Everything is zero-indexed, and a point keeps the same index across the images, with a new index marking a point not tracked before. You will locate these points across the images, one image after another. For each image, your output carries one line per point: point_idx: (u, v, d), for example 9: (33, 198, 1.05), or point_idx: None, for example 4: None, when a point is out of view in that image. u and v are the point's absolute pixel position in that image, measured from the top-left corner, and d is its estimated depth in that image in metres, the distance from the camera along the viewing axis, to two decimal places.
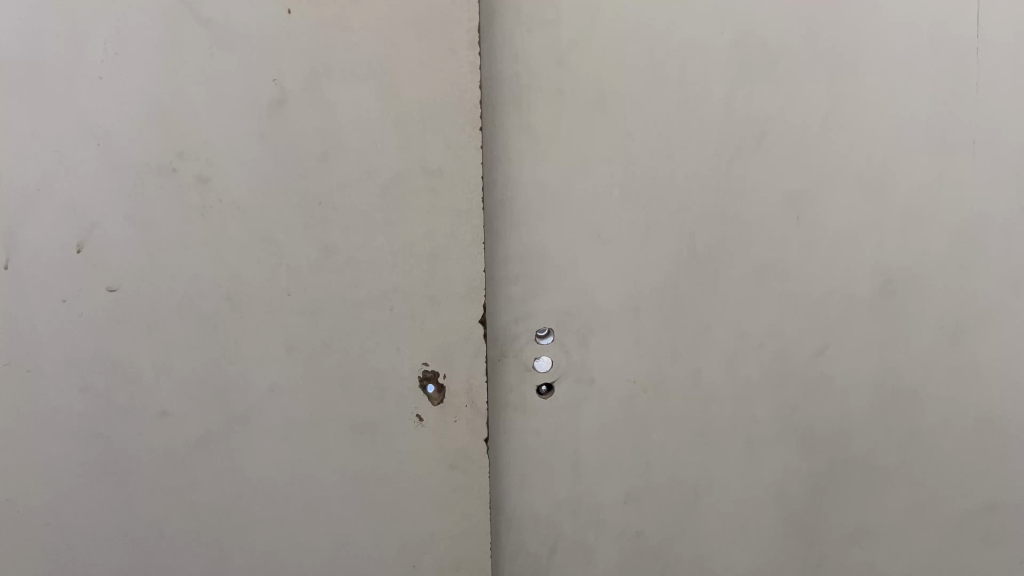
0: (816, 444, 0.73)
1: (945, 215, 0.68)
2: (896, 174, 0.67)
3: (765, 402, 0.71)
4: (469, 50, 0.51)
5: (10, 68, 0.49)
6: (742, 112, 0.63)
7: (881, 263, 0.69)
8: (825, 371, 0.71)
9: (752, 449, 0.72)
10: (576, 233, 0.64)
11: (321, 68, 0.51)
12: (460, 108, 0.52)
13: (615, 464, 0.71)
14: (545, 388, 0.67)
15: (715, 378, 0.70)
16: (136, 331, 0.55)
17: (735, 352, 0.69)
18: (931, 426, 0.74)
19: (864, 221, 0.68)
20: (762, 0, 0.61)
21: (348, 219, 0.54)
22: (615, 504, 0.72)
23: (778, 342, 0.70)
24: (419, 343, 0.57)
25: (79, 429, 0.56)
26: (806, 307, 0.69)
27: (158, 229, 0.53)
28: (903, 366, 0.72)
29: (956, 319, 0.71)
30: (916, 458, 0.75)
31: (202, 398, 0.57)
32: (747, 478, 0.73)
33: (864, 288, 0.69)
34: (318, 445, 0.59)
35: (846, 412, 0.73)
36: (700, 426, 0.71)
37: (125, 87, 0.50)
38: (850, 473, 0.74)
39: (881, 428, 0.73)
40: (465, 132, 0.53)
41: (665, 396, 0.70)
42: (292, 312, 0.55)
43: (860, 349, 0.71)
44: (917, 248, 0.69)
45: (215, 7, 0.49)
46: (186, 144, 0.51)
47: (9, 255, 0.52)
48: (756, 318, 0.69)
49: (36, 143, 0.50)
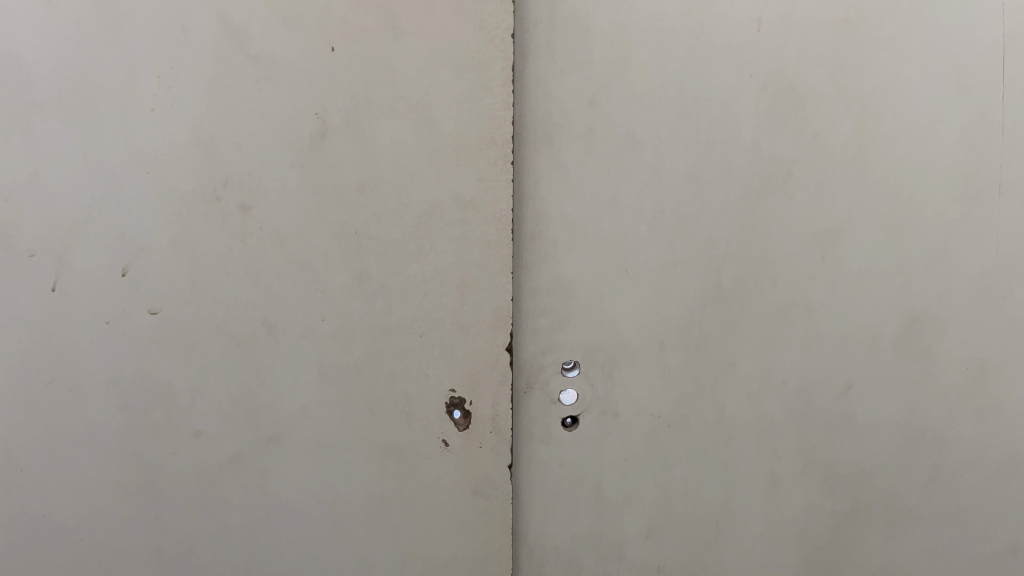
0: (838, 481, 0.73)
1: (972, 256, 0.68)
2: (921, 216, 0.67)
3: (788, 439, 0.71)
4: (503, 87, 0.53)
5: (68, 100, 0.52)
6: (767, 153, 0.64)
7: (906, 303, 0.69)
8: (849, 410, 0.71)
9: (775, 486, 0.72)
10: (604, 266, 0.65)
11: (362, 103, 0.53)
12: (492, 143, 0.54)
13: (638, 497, 0.71)
14: (570, 419, 0.68)
15: (739, 414, 0.70)
16: (175, 353, 0.56)
17: (759, 388, 0.70)
18: (953, 467, 0.73)
19: (889, 261, 0.68)
20: (790, 45, 0.62)
21: (383, 248, 0.55)
22: (637, 538, 0.72)
23: (803, 378, 0.70)
24: (447, 371, 0.58)
25: (116, 447, 0.58)
26: (832, 346, 0.69)
27: (201, 255, 0.55)
28: (927, 406, 0.72)
29: (982, 360, 0.71)
30: (939, 498, 0.74)
31: (235, 420, 0.58)
32: (770, 515, 0.73)
33: (889, 327, 0.69)
34: (345, 469, 0.60)
35: (868, 450, 0.72)
36: (722, 461, 0.71)
37: (174, 119, 0.52)
38: (874, 513, 0.74)
39: (903, 467, 0.73)
40: (496, 166, 0.54)
41: (689, 430, 0.70)
42: (325, 337, 0.57)
43: (885, 388, 0.71)
44: (942, 289, 0.69)
45: (263, 45, 0.51)
46: (231, 173, 0.53)
47: (58, 277, 0.54)
48: (782, 355, 0.69)
49: (89, 171, 0.53)
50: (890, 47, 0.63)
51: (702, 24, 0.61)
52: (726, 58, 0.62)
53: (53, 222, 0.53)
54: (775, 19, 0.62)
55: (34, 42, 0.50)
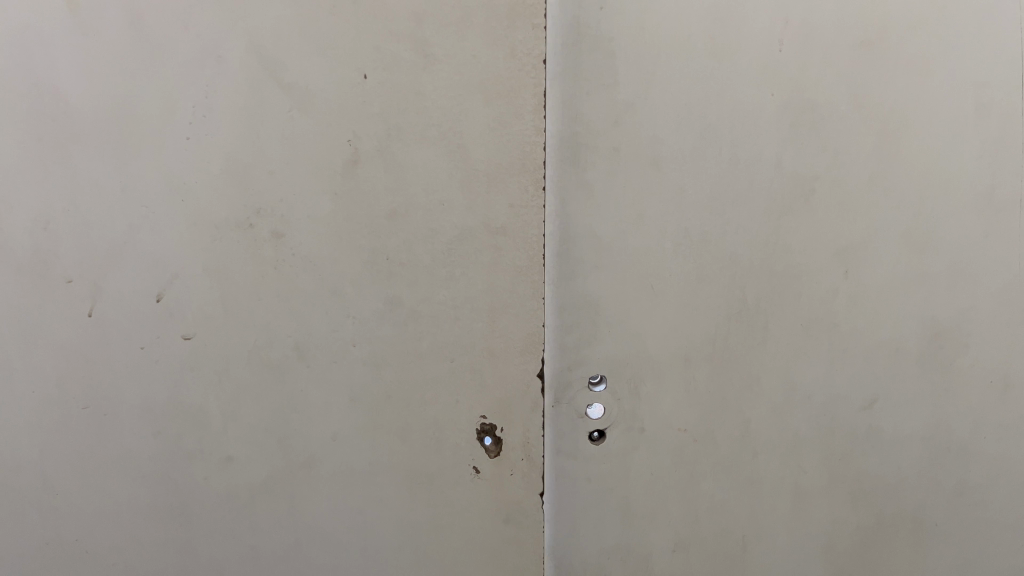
0: (864, 496, 0.72)
1: (993, 272, 0.68)
2: (943, 230, 0.67)
3: (814, 456, 0.71)
4: (534, 115, 0.53)
5: (105, 128, 0.53)
6: (789, 170, 0.64)
7: (930, 319, 0.68)
8: (874, 424, 0.70)
9: (801, 502, 0.72)
10: (630, 284, 0.65)
11: (393, 130, 0.53)
12: (523, 170, 0.54)
13: (664, 513, 0.70)
14: (597, 434, 0.67)
15: (764, 428, 0.69)
16: (207, 377, 0.57)
17: (783, 402, 0.69)
18: (979, 481, 0.73)
19: (912, 276, 0.67)
20: (811, 63, 0.62)
21: (414, 275, 0.56)
22: (663, 554, 0.71)
23: (828, 394, 0.69)
24: (477, 397, 0.58)
25: (151, 470, 0.59)
26: (858, 361, 0.69)
27: (233, 280, 0.55)
28: (953, 421, 0.71)
29: (1005, 376, 0.71)
30: (964, 512, 0.74)
31: (266, 444, 0.59)
32: (795, 530, 0.72)
33: (913, 343, 0.69)
34: (375, 495, 0.60)
35: (895, 464, 0.72)
36: (749, 477, 0.70)
37: (207, 146, 0.53)
38: (900, 527, 0.73)
39: (929, 481, 0.73)
40: (528, 191, 0.54)
41: (716, 445, 0.69)
42: (356, 362, 0.57)
43: (910, 403, 0.70)
44: (964, 304, 0.69)
45: (296, 72, 0.52)
46: (263, 201, 0.54)
47: (94, 303, 0.55)
48: (806, 370, 0.68)
49: (125, 197, 0.54)
50: (913, 65, 0.63)
51: (725, 43, 0.61)
52: (748, 77, 0.62)
53: (89, 249, 0.54)
54: (796, 38, 0.62)
55: (72, 74, 0.52)
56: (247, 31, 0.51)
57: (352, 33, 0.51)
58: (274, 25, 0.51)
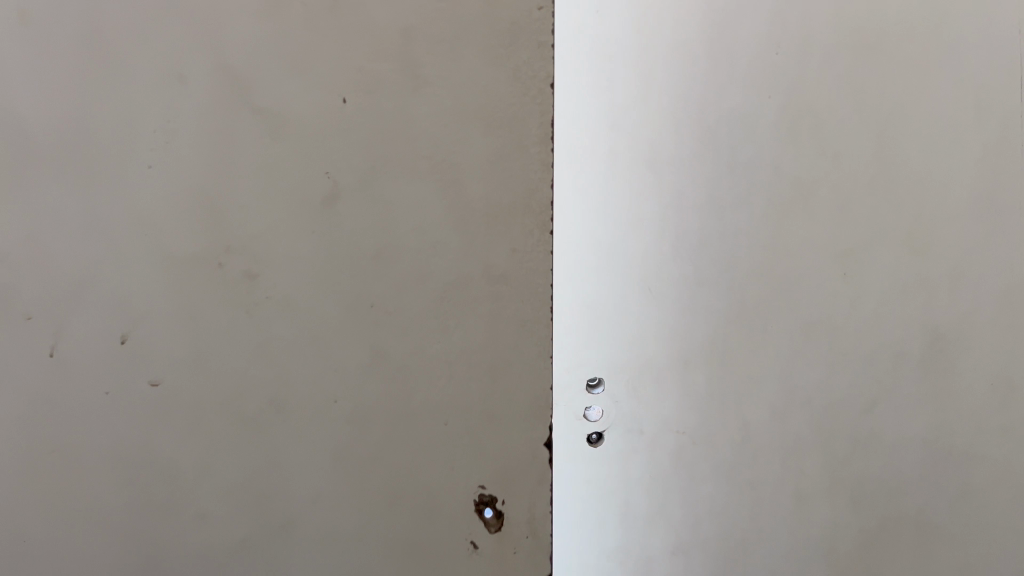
0: (864, 500, 0.72)
1: (995, 274, 0.69)
2: (941, 235, 0.68)
3: (815, 459, 0.71)
4: (538, 146, 0.50)
5: (65, 150, 0.48)
6: (786, 175, 0.67)
7: (930, 322, 0.69)
8: (874, 427, 0.71)
9: (801, 506, 0.72)
10: (633, 292, 0.67)
11: (378, 163, 0.49)
12: (529, 210, 0.51)
13: (664, 512, 0.72)
14: (595, 436, 0.69)
15: (763, 431, 0.70)
16: (179, 426, 0.52)
17: (782, 407, 0.70)
18: (981, 483, 0.72)
19: (910, 279, 0.69)
20: (811, 69, 0.66)
21: (404, 322, 0.51)
22: (664, 555, 0.73)
23: (826, 396, 0.70)
24: (478, 463, 0.53)
25: (119, 526, 0.53)
26: (856, 365, 0.70)
27: (204, 324, 0.50)
28: (954, 424, 0.71)
29: (1008, 377, 0.70)
30: (966, 515, 0.72)
31: (244, 501, 0.53)
32: (795, 532, 0.72)
33: (912, 345, 0.70)
34: (362, 563, 0.54)
35: (895, 467, 0.71)
36: (749, 481, 0.71)
37: (174, 173, 0.49)
38: (901, 530, 0.72)
39: (931, 485, 0.72)
40: (533, 237, 0.51)
41: (714, 449, 0.71)
42: (339, 418, 0.52)
43: (910, 405, 0.70)
44: (965, 307, 0.69)
45: (271, 97, 0.48)
46: (235, 236, 0.50)
47: (55, 341, 0.50)
48: (805, 375, 0.70)
49: (86, 228, 0.49)
50: (910, 66, 0.66)
51: (725, 53, 0.65)
52: (748, 84, 0.66)
53: (47, 285, 0.49)
54: (796, 43, 0.65)
55: (30, 90, 0.48)
56: (216, 50, 0.48)
57: (337, 55, 0.48)
58: (246, 43, 0.48)
